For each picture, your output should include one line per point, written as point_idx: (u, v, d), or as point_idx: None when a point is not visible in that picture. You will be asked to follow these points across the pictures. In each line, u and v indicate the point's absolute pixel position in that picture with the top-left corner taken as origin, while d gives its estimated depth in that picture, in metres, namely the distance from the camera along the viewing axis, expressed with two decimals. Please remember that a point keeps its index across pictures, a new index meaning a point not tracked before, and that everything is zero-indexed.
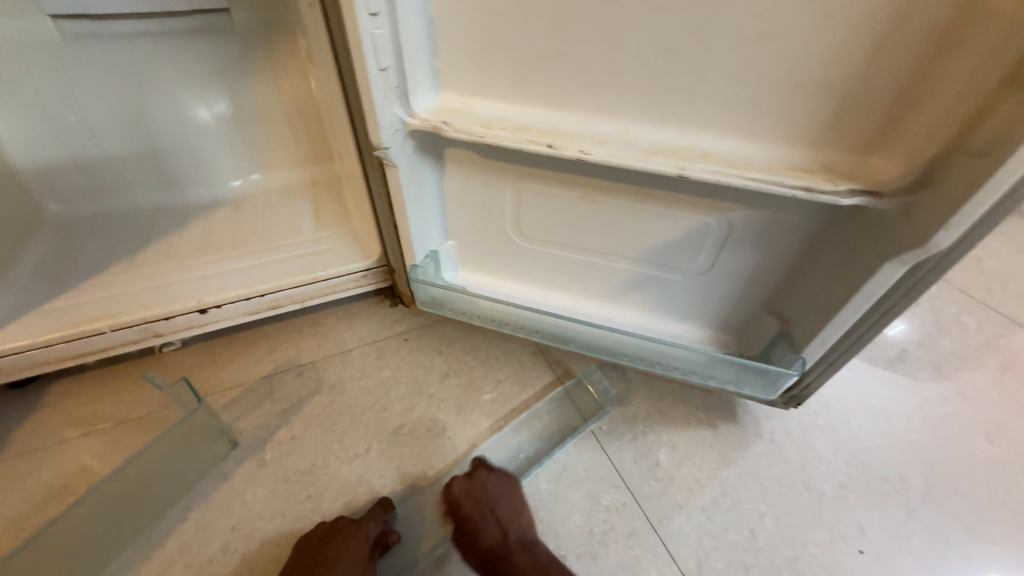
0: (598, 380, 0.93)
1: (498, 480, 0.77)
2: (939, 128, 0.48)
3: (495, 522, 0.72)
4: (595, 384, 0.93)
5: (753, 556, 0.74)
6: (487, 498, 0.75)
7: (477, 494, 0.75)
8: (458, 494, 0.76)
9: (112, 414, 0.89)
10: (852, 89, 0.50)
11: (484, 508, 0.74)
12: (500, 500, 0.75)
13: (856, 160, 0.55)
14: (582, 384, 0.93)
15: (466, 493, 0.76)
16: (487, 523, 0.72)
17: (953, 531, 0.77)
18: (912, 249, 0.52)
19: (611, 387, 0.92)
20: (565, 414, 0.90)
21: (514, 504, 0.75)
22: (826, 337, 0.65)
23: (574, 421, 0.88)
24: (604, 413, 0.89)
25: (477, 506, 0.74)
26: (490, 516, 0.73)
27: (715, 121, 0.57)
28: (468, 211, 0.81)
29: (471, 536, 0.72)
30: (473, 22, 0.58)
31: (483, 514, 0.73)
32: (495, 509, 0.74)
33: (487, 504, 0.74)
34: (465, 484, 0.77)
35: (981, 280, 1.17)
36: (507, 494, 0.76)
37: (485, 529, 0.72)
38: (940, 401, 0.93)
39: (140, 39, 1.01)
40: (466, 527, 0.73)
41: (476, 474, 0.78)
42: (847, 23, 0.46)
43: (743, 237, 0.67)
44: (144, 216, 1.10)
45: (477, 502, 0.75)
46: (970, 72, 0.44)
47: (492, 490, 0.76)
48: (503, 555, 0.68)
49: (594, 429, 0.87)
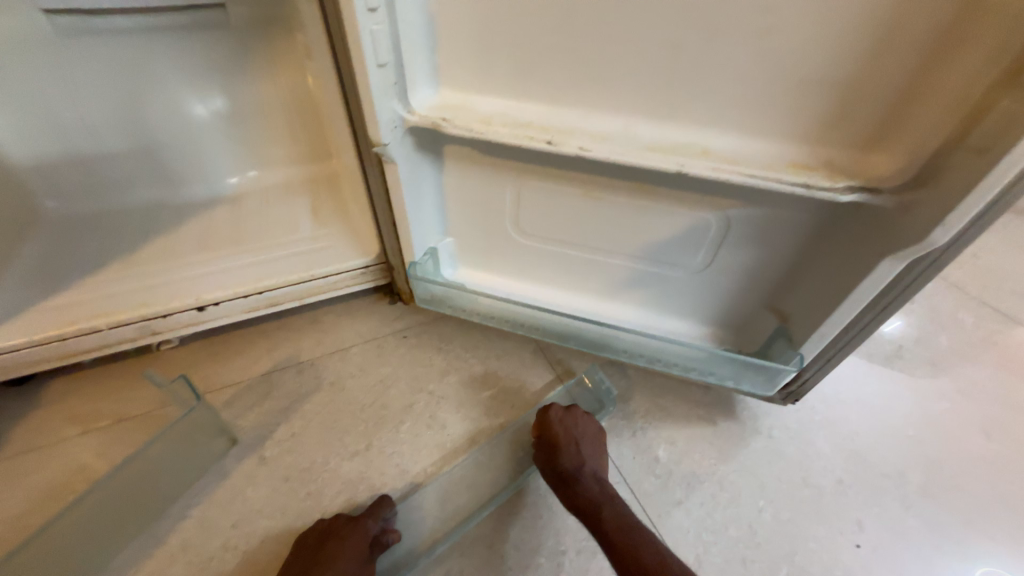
0: (599, 379, 0.93)
1: (589, 420, 0.80)
2: (939, 125, 0.48)
3: (578, 452, 0.75)
4: (596, 383, 0.93)
5: (752, 551, 0.75)
6: (575, 430, 0.78)
7: (571, 425, 0.78)
8: (555, 416, 0.79)
9: (111, 412, 0.88)
10: (853, 85, 0.50)
11: (572, 437, 0.77)
12: (585, 436, 0.78)
13: (856, 156, 0.55)
14: (583, 383, 0.93)
15: (559, 420, 0.79)
16: (570, 450, 0.75)
17: (950, 526, 0.78)
18: (909, 245, 0.52)
19: (612, 386, 0.92)
20: None
21: (595, 444, 0.78)
22: (825, 333, 0.66)
23: None
24: (605, 413, 0.88)
25: (565, 434, 0.77)
26: (573, 445, 0.76)
27: (715, 117, 0.57)
28: (467, 208, 0.81)
29: (553, 454, 0.75)
30: (473, 17, 0.58)
31: (569, 442, 0.76)
32: (581, 442, 0.77)
33: (574, 435, 0.77)
34: (563, 411, 0.80)
35: (978, 277, 1.17)
36: (592, 433, 0.79)
37: (568, 453, 0.75)
38: (938, 397, 0.94)
39: (134, 34, 0.99)
40: (554, 445, 0.76)
41: (574, 408, 0.81)
42: (850, 19, 0.46)
43: (743, 234, 0.67)
44: (142, 214, 1.09)
45: (566, 430, 0.78)
46: (970, 67, 0.44)
47: (581, 425, 0.79)
48: (578, 481, 0.72)
49: None
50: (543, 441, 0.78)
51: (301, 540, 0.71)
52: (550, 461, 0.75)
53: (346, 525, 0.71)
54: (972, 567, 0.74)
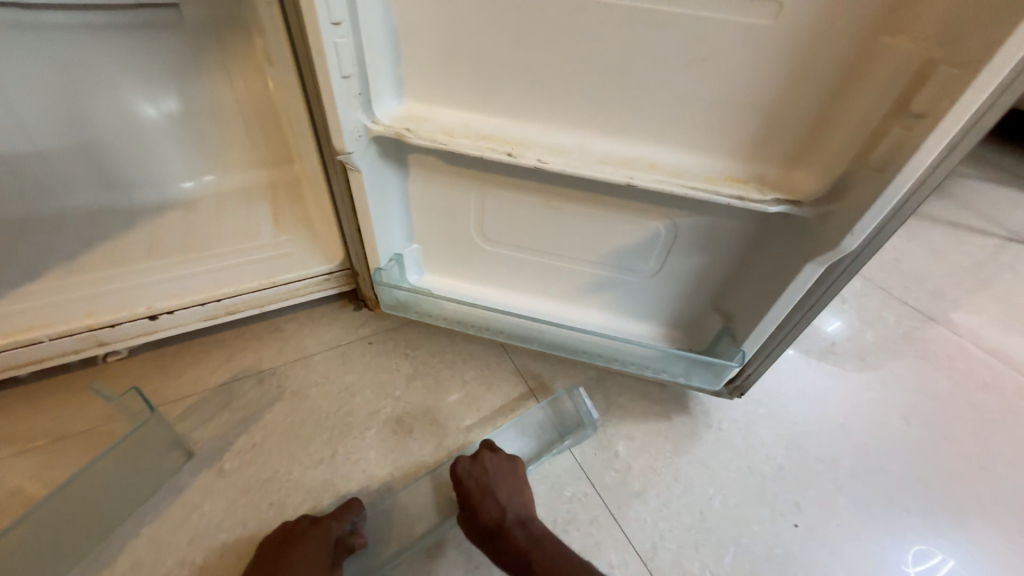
0: (582, 403, 0.91)
1: (502, 463, 0.79)
2: (848, 147, 0.55)
3: (495, 501, 0.73)
4: (579, 405, 0.92)
5: (703, 536, 0.80)
6: (488, 479, 0.76)
7: (480, 476, 0.77)
8: (466, 471, 0.77)
9: (49, 430, 0.83)
10: (778, 108, 0.56)
11: (485, 489, 0.74)
12: (500, 480, 0.76)
13: (783, 171, 0.61)
14: (565, 401, 0.93)
15: (469, 474, 0.77)
16: (486, 502, 0.73)
17: (875, 504, 0.86)
18: (827, 250, 0.58)
19: (596, 411, 0.91)
20: (543, 427, 0.91)
21: (511, 486, 0.76)
22: (762, 330, 0.72)
23: (551, 438, 0.89)
24: (584, 435, 0.89)
25: (479, 486, 0.75)
26: (489, 496, 0.74)
27: (661, 134, 0.62)
28: (432, 216, 0.82)
29: (472, 511, 0.73)
30: (437, 34, 0.60)
31: (483, 495, 0.74)
32: (496, 490, 0.74)
33: (486, 485, 0.75)
34: (472, 463, 0.78)
35: (899, 279, 1.30)
36: (506, 475, 0.77)
37: (483, 509, 0.72)
38: (866, 388, 1.04)
39: (78, 31, 0.94)
40: (470, 502, 0.74)
41: (482, 455, 0.79)
42: (771, 50, 0.52)
43: (690, 241, 0.73)
44: (84, 219, 1.04)
45: (479, 481, 0.76)
46: (871, 98, 0.51)
47: (495, 471, 0.77)
48: (500, 532, 0.70)
49: (571, 447, 0.88)
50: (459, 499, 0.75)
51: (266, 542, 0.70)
52: (468, 520, 0.73)
53: (307, 522, 0.72)
54: (900, 544, 0.82)
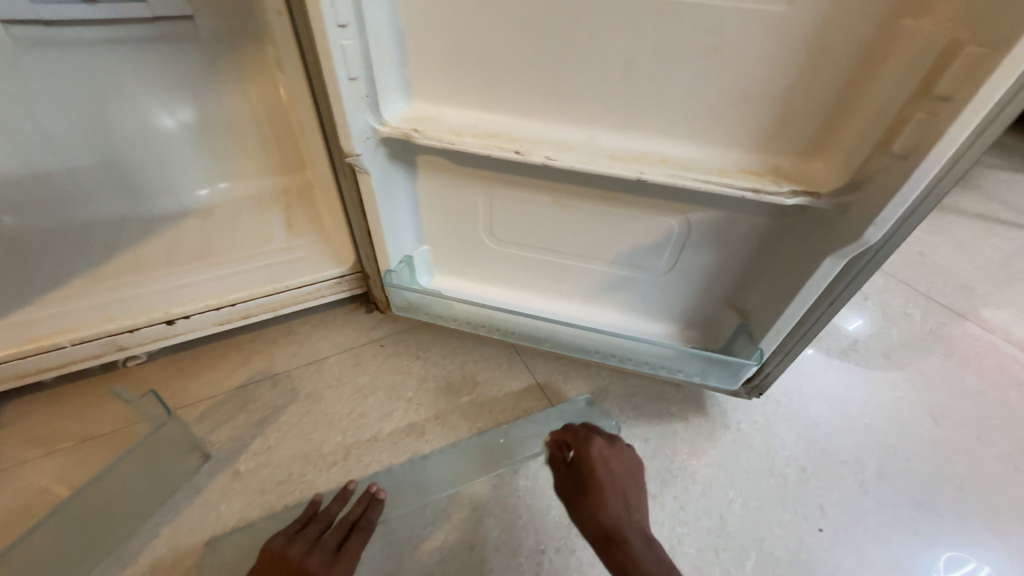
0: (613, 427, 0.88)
1: (633, 463, 0.76)
2: (866, 135, 0.53)
3: (624, 502, 0.69)
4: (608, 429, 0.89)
5: (723, 540, 0.78)
6: (619, 475, 0.73)
7: (612, 467, 0.73)
8: (600, 459, 0.74)
9: (74, 432, 0.85)
10: (791, 98, 0.55)
11: (615, 485, 0.71)
12: (625, 482, 0.72)
13: (799, 162, 0.59)
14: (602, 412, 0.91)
15: (602, 462, 0.73)
16: (615, 500, 0.69)
17: (905, 507, 0.83)
18: (846, 243, 0.56)
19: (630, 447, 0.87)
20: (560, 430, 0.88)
21: (637, 495, 0.72)
22: (780, 328, 0.70)
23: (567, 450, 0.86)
24: None
25: (609, 480, 0.71)
26: (617, 493, 0.70)
27: (671, 128, 0.61)
28: (441, 217, 0.82)
29: (593, 502, 0.69)
30: (442, 34, 0.60)
31: (612, 491, 0.70)
32: (625, 490, 0.71)
33: (616, 480, 0.72)
34: (607, 453, 0.75)
35: (924, 274, 1.26)
36: (633, 478, 0.74)
37: (611, 505, 0.68)
38: (890, 387, 1.00)
39: (99, 46, 0.98)
40: (595, 491, 0.70)
41: (617, 449, 0.76)
42: (784, 38, 0.51)
43: (703, 236, 0.71)
44: (107, 228, 1.06)
45: (611, 476, 0.72)
46: (891, 82, 0.49)
47: (624, 471, 0.74)
48: (622, 536, 0.65)
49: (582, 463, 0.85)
50: (582, 487, 0.72)
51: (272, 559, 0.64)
52: (590, 513, 0.68)
53: (319, 574, 0.63)
54: (937, 554, 0.78)
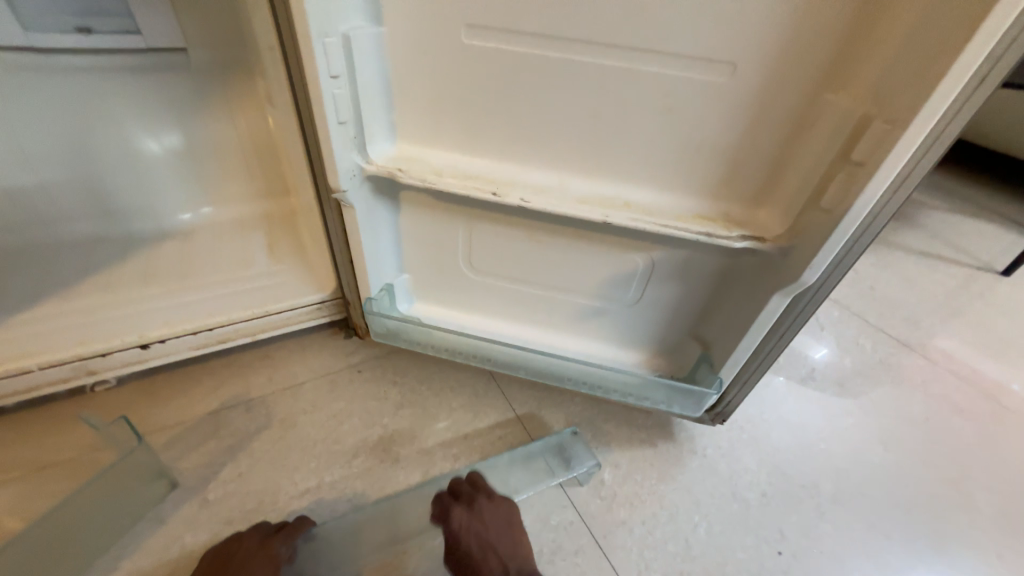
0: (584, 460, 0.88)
1: (500, 507, 0.76)
2: (801, 189, 0.60)
3: (497, 556, 0.70)
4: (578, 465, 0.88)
5: (688, 564, 0.80)
6: (489, 534, 0.73)
7: (476, 527, 0.74)
8: (461, 526, 0.74)
9: (31, 460, 0.82)
10: (736, 154, 0.62)
11: (484, 546, 0.71)
12: (500, 533, 0.73)
13: (747, 209, 0.66)
14: (578, 435, 0.92)
15: (466, 525, 0.74)
16: (489, 560, 0.70)
17: (857, 531, 0.87)
18: (789, 282, 0.62)
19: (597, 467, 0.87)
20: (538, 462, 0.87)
21: (511, 534, 0.73)
22: (737, 358, 0.75)
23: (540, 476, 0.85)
24: (575, 490, 0.87)
25: (478, 541, 0.72)
26: (489, 552, 0.71)
27: (634, 175, 0.67)
28: (422, 248, 0.86)
29: (472, 573, 0.69)
30: (427, 84, 0.66)
31: (483, 550, 0.71)
32: (495, 545, 0.72)
33: (485, 540, 0.72)
34: (467, 516, 0.75)
35: (874, 307, 1.36)
36: (503, 524, 0.74)
37: (486, 565, 0.69)
38: (845, 413, 1.07)
39: (88, 73, 1.00)
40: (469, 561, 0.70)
41: (476, 504, 0.76)
42: (726, 103, 0.58)
43: (666, 273, 0.77)
44: (81, 249, 1.06)
45: (478, 536, 0.73)
46: (818, 146, 0.57)
47: (490, 522, 0.74)
48: None
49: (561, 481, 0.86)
50: (456, 557, 0.72)
51: (211, 556, 0.70)
52: None
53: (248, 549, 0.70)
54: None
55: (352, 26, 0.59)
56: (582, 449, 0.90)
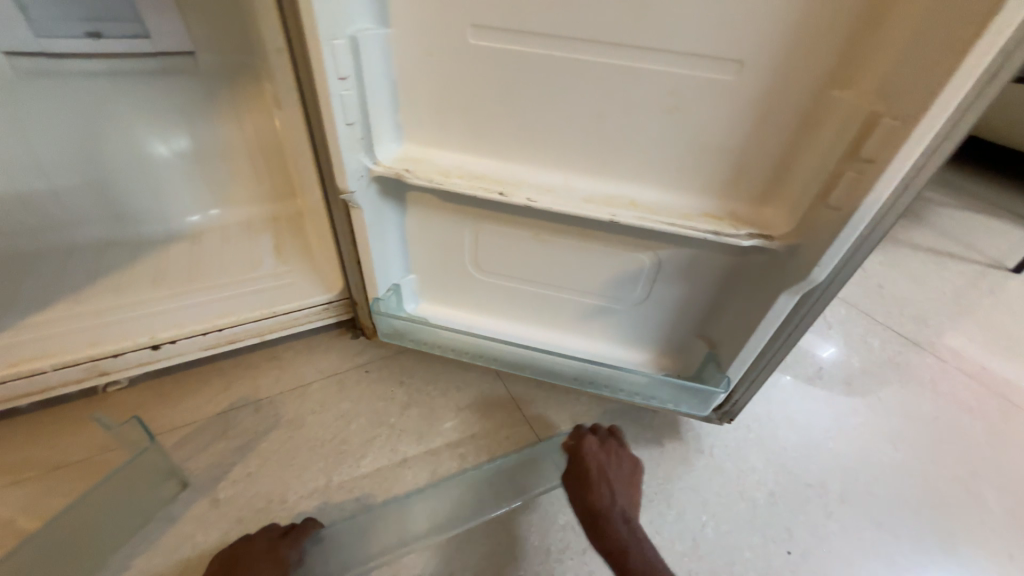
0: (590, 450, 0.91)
1: (624, 457, 0.83)
2: (809, 187, 0.60)
3: (609, 489, 0.77)
4: None
5: (696, 564, 0.80)
6: (609, 470, 0.80)
7: (604, 459, 0.81)
8: (590, 451, 0.81)
9: (44, 460, 0.83)
10: (743, 152, 0.62)
11: (602, 475, 0.79)
12: (617, 474, 0.80)
13: (754, 208, 0.66)
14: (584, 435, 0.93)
15: (594, 453, 0.81)
16: (601, 489, 0.77)
17: (866, 530, 0.87)
18: (797, 281, 0.62)
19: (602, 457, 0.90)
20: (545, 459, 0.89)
21: (623, 481, 0.80)
22: (744, 357, 0.75)
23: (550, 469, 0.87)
24: None
25: (597, 470, 0.79)
26: (604, 484, 0.77)
27: (640, 175, 0.67)
28: (428, 248, 0.87)
29: (582, 492, 0.77)
30: (433, 85, 0.66)
31: (601, 480, 0.78)
32: (610, 480, 0.78)
33: (603, 470, 0.79)
34: (599, 447, 0.82)
35: (882, 305, 1.35)
36: (624, 471, 0.81)
37: (598, 491, 0.76)
38: (853, 412, 1.06)
39: (99, 77, 1.02)
40: (585, 482, 0.78)
41: (609, 443, 0.84)
42: (733, 102, 0.58)
43: (672, 272, 0.77)
44: (92, 252, 1.07)
45: (598, 467, 0.80)
46: (826, 143, 0.56)
47: (612, 461, 0.81)
48: (603, 520, 0.74)
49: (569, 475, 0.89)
50: (574, 476, 0.80)
51: (221, 558, 0.71)
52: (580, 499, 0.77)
53: (258, 549, 0.71)
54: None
55: (359, 29, 0.60)
56: None
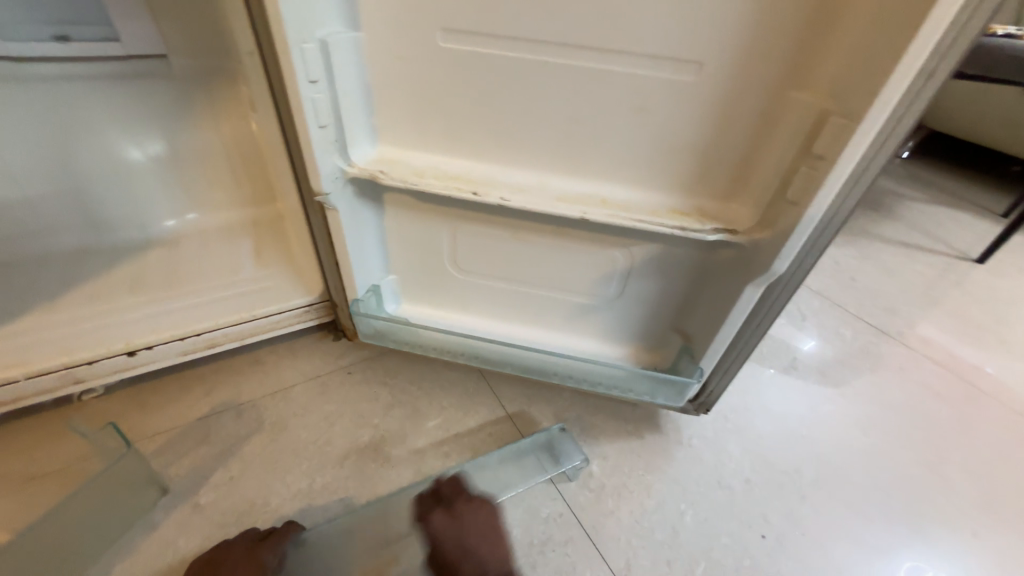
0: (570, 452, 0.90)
1: (480, 512, 0.74)
2: (769, 183, 0.62)
3: (473, 564, 0.68)
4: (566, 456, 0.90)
5: (675, 551, 0.82)
6: (469, 539, 0.71)
7: (456, 531, 0.71)
8: (439, 530, 0.72)
9: (20, 471, 0.82)
10: (708, 150, 0.64)
11: (463, 551, 0.69)
12: (480, 537, 0.71)
13: (720, 204, 0.68)
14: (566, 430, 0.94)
15: (446, 531, 0.71)
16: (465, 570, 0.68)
17: (838, 513, 0.90)
18: (760, 272, 0.65)
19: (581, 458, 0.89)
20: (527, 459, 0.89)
21: (494, 544, 0.70)
22: (716, 348, 0.78)
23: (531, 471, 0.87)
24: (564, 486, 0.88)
25: (457, 547, 0.70)
26: (467, 559, 0.68)
27: (610, 173, 0.69)
28: (407, 248, 0.87)
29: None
30: (406, 88, 0.67)
31: (461, 557, 0.69)
32: (474, 550, 0.69)
33: (465, 545, 0.70)
34: (447, 520, 0.73)
35: (854, 296, 1.39)
36: (485, 530, 0.72)
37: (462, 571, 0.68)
38: (826, 400, 1.10)
39: (68, 81, 1.00)
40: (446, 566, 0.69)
41: (456, 509, 0.74)
42: (696, 101, 0.60)
43: (646, 268, 0.79)
44: (66, 259, 1.05)
45: (458, 543, 0.70)
46: (783, 141, 0.59)
47: (473, 525, 0.72)
48: None
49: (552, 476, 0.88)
50: (437, 562, 0.71)
51: (199, 564, 0.70)
52: None
53: (238, 552, 0.71)
54: (867, 556, 0.85)
55: (329, 32, 0.61)
56: (571, 445, 0.91)
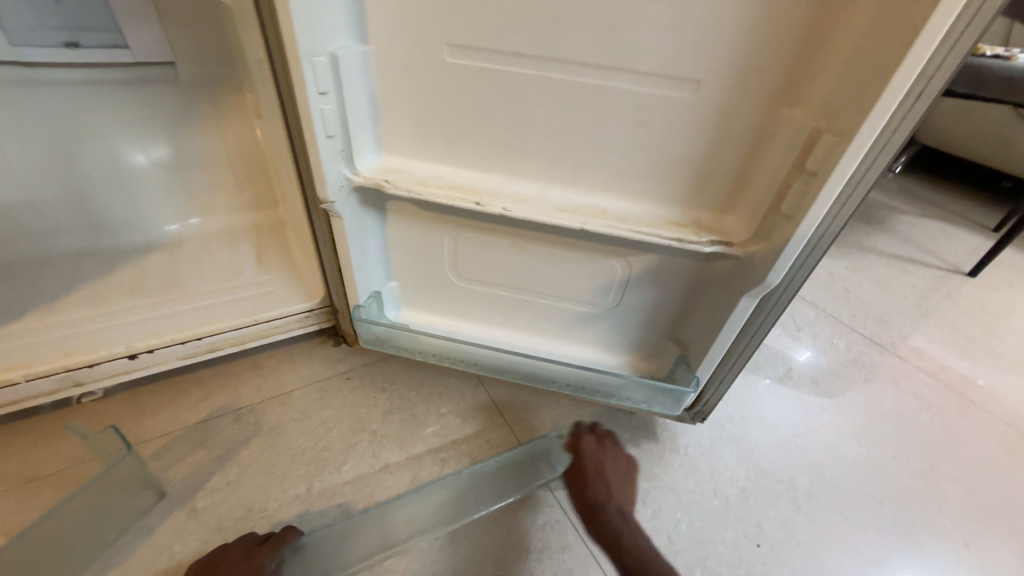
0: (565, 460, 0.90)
1: (620, 458, 0.85)
2: (763, 198, 0.64)
3: (604, 487, 0.79)
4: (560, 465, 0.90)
5: (670, 559, 0.83)
6: (605, 466, 0.82)
7: (599, 457, 0.83)
8: (587, 449, 0.84)
9: (16, 474, 0.82)
10: (704, 164, 0.66)
11: (598, 472, 0.81)
12: (614, 473, 0.82)
13: (716, 216, 0.70)
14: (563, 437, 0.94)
15: (592, 450, 0.84)
16: (597, 485, 0.80)
17: (832, 522, 0.91)
18: (754, 284, 0.66)
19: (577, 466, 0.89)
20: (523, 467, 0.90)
21: (621, 482, 0.81)
22: (712, 358, 0.79)
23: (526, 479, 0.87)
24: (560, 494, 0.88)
25: (594, 468, 0.82)
26: (602, 480, 0.80)
27: (609, 185, 0.71)
28: (409, 256, 0.88)
29: (580, 488, 0.80)
30: (411, 99, 0.69)
31: (597, 476, 0.81)
32: (608, 476, 0.81)
33: (601, 469, 0.82)
34: (595, 445, 0.85)
35: (848, 308, 1.42)
36: (622, 474, 0.83)
37: (594, 487, 0.80)
38: (820, 410, 1.11)
39: (76, 86, 1.01)
40: (580, 479, 0.81)
41: (606, 442, 0.86)
42: (693, 117, 0.62)
43: (644, 278, 0.81)
44: (68, 262, 1.06)
45: (595, 465, 0.82)
46: (777, 157, 0.61)
47: (611, 458, 0.84)
48: (597, 513, 0.77)
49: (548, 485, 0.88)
50: (572, 474, 0.83)
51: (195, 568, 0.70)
52: (575, 492, 0.81)
53: (233, 557, 0.71)
54: (860, 565, 0.86)
55: (339, 46, 0.62)
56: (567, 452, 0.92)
